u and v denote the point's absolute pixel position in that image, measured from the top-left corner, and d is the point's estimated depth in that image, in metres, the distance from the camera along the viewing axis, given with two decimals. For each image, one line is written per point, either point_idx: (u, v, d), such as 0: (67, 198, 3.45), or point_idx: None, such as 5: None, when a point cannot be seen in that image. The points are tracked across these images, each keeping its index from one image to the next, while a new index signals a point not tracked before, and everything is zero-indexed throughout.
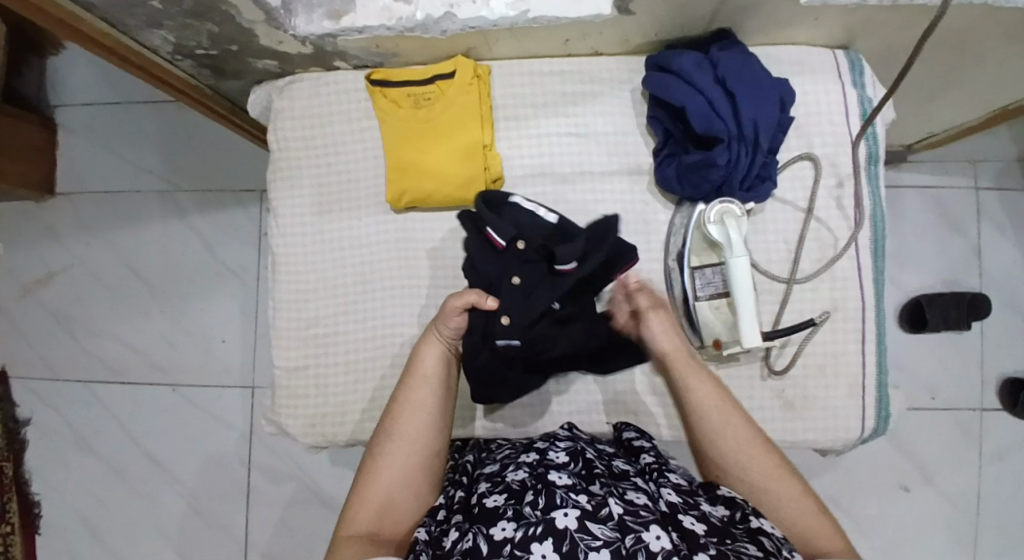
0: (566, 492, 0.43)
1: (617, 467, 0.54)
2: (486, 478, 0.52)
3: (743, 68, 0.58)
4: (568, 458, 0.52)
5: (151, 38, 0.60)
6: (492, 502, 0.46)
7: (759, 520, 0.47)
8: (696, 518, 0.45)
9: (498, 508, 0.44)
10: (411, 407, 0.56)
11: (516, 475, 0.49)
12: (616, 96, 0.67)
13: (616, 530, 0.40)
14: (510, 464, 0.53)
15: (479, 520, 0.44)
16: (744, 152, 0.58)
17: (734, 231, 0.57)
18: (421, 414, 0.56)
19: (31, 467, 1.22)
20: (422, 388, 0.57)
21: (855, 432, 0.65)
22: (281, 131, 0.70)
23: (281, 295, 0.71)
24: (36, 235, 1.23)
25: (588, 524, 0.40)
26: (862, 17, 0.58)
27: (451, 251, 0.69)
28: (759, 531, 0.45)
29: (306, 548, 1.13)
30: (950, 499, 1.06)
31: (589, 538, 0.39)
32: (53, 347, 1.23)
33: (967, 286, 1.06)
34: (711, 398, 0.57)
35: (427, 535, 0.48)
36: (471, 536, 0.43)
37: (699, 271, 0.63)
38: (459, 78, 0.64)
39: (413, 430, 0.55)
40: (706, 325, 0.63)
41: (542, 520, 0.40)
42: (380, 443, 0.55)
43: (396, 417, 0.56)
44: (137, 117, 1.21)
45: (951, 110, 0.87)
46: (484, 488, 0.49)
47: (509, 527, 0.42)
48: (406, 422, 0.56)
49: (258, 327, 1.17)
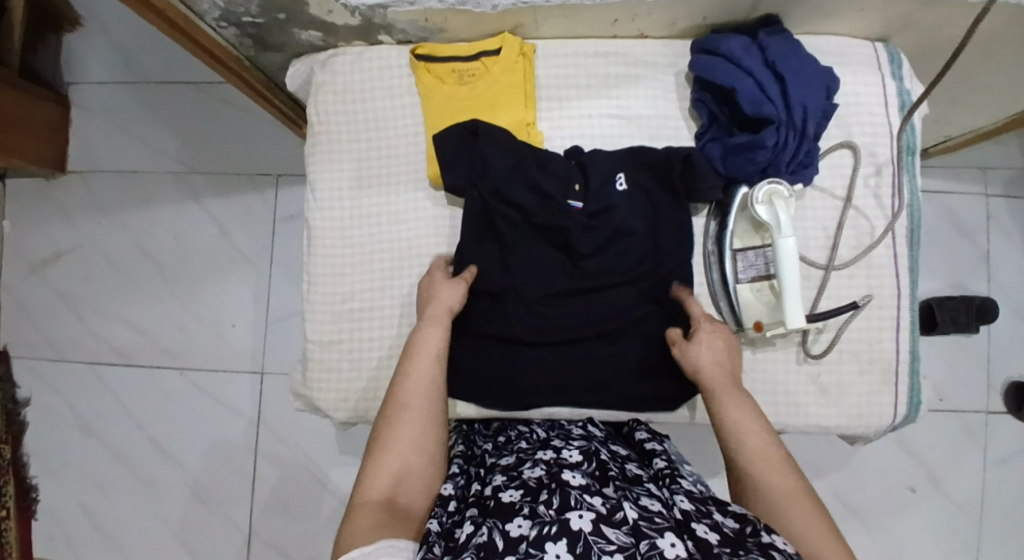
0: (580, 494, 0.41)
1: (631, 471, 0.52)
2: (502, 470, 0.51)
3: (791, 52, 0.60)
4: (583, 458, 0.51)
5: (199, 2, 0.60)
6: (507, 496, 0.44)
7: (772, 536, 0.41)
8: (709, 527, 0.42)
9: (514, 504, 0.42)
10: (419, 383, 0.56)
11: (532, 471, 0.48)
12: (659, 79, 0.68)
13: (630, 535, 0.37)
14: (526, 460, 0.52)
15: (493, 515, 0.42)
16: (792, 136, 0.60)
17: (784, 212, 0.58)
18: (431, 388, 0.56)
19: (31, 448, 1.20)
20: (429, 366, 0.58)
21: (887, 418, 0.66)
22: (322, 105, 0.70)
23: (317, 268, 0.71)
24: (45, 212, 1.22)
25: (602, 528, 0.37)
26: (905, 12, 0.59)
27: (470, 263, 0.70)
28: (772, 545, 0.40)
29: (311, 537, 1.12)
30: (956, 500, 1.06)
31: (602, 542, 0.36)
32: (58, 327, 1.21)
33: (975, 290, 1.08)
34: (740, 424, 0.54)
35: (439, 527, 0.45)
36: (485, 531, 0.40)
37: (740, 254, 0.65)
38: (506, 56, 0.65)
39: (420, 406, 0.55)
40: (747, 307, 0.64)
41: (555, 520, 0.38)
42: (391, 415, 0.54)
43: (403, 390, 0.56)
44: (151, 98, 1.19)
45: (969, 114, 0.89)
46: (500, 482, 0.48)
47: (524, 525, 0.39)
48: (412, 396, 0.55)
49: (270, 312, 1.16)
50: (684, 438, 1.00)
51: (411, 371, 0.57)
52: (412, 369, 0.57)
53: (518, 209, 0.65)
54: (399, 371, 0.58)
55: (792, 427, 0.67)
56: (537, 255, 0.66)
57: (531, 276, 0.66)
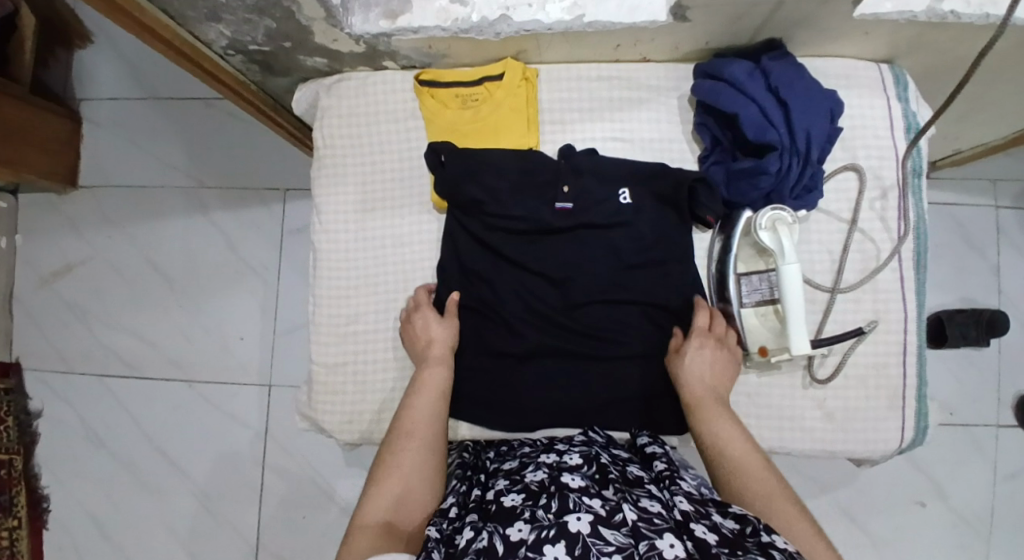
0: (579, 496, 0.40)
1: (631, 474, 0.52)
2: (505, 475, 0.52)
3: (794, 77, 0.60)
4: (582, 461, 0.50)
5: (207, 31, 0.61)
6: (509, 501, 0.44)
7: (772, 536, 0.41)
8: (707, 528, 0.41)
9: (515, 508, 0.42)
10: (421, 415, 0.58)
11: (535, 475, 0.48)
12: (662, 103, 0.68)
13: (629, 536, 0.37)
14: (529, 464, 0.52)
15: (494, 519, 0.42)
16: (796, 162, 0.60)
17: (788, 238, 0.58)
18: (432, 420, 0.58)
19: (41, 459, 1.21)
20: (432, 400, 0.59)
21: (893, 442, 0.66)
22: (328, 129, 0.71)
23: (322, 291, 0.72)
24: (57, 225, 1.23)
25: (600, 530, 0.37)
26: (909, 34, 0.59)
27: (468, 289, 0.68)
28: (771, 545, 0.39)
29: (316, 551, 1.12)
30: (966, 517, 1.05)
31: (601, 544, 0.36)
32: (69, 340, 1.22)
33: (985, 303, 1.06)
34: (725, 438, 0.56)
35: (439, 533, 0.45)
36: (486, 534, 0.40)
37: (745, 277, 0.64)
38: (509, 80, 0.66)
39: (424, 436, 0.56)
40: (751, 332, 0.64)
41: (553, 523, 0.38)
42: (392, 445, 0.55)
43: (406, 420, 0.58)
44: (161, 113, 1.21)
45: (978, 129, 0.88)
46: (501, 487, 0.48)
47: (524, 529, 0.39)
48: (415, 425, 0.57)
49: (278, 326, 1.17)
50: (689, 454, 1.00)
51: (415, 402, 0.59)
52: (414, 402, 0.59)
53: (521, 232, 0.66)
54: (402, 407, 0.59)
55: (796, 450, 0.66)
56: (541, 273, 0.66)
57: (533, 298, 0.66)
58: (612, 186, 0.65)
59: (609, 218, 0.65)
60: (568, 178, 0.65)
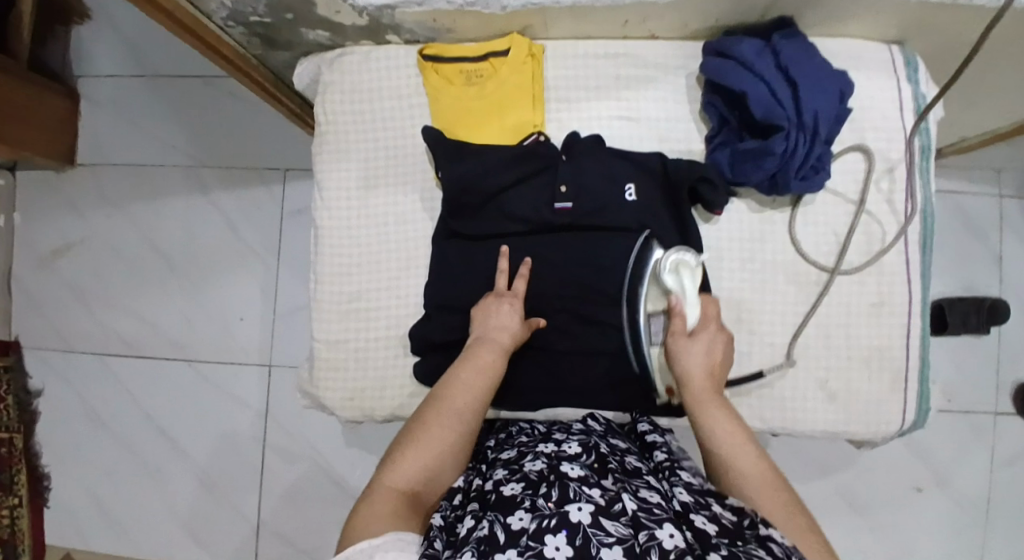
0: (579, 486, 0.39)
1: (630, 464, 0.50)
2: (504, 465, 0.50)
3: (804, 57, 0.59)
4: (582, 451, 0.49)
5: (207, 2, 0.60)
6: (509, 490, 0.42)
7: (772, 527, 0.39)
8: (706, 518, 0.40)
9: (515, 497, 0.40)
10: (470, 393, 0.53)
11: (534, 465, 0.47)
12: (671, 81, 0.67)
13: (629, 527, 0.36)
14: (528, 454, 0.51)
15: (495, 509, 0.41)
16: (803, 139, 0.59)
17: (690, 280, 0.58)
18: (476, 402, 0.53)
19: (43, 437, 1.22)
20: (482, 381, 0.54)
21: (895, 425, 0.66)
22: (329, 104, 0.70)
23: (324, 269, 0.71)
24: (56, 205, 1.23)
25: (601, 520, 0.35)
26: (923, 14, 0.58)
27: (465, 273, 0.66)
28: (769, 538, 0.38)
29: (316, 531, 1.13)
30: (962, 503, 1.06)
31: (601, 534, 0.34)
32: (69, 319, 1.22)
33: (987, 291, 1.06)
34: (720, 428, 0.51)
35: (443, 521, 0.43)
36: (486, 524, 0.39)
37: (652, 318, 0.61)
38: (514, 57, 0.65)
39: (468, 419, 0.52)
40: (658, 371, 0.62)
41: (554, 513, 0.36)
42: (431, 414, 0.51)
43: (453, 392, 0.53)
44: (160, 92, 1.19)
45: (987, 115, 0.87)
46: (501, 476, 0.46)
47: (525, 518, 0.37)
48: (463, 405, 0.52)
49: (278, 307, 1.16)
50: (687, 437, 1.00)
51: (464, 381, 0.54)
52: (464, 378, 0.54)
53: (524, 220, 0.66)
54: (448, 378, 0.54)
55: (797, 433, 0.67)
56: (545, 253, 0.65)
57: (536, 281, 0.65)
58: (617, 179, 0.64)
59: (612, 207, 0.64)
60: (564, 178, 0.64)
